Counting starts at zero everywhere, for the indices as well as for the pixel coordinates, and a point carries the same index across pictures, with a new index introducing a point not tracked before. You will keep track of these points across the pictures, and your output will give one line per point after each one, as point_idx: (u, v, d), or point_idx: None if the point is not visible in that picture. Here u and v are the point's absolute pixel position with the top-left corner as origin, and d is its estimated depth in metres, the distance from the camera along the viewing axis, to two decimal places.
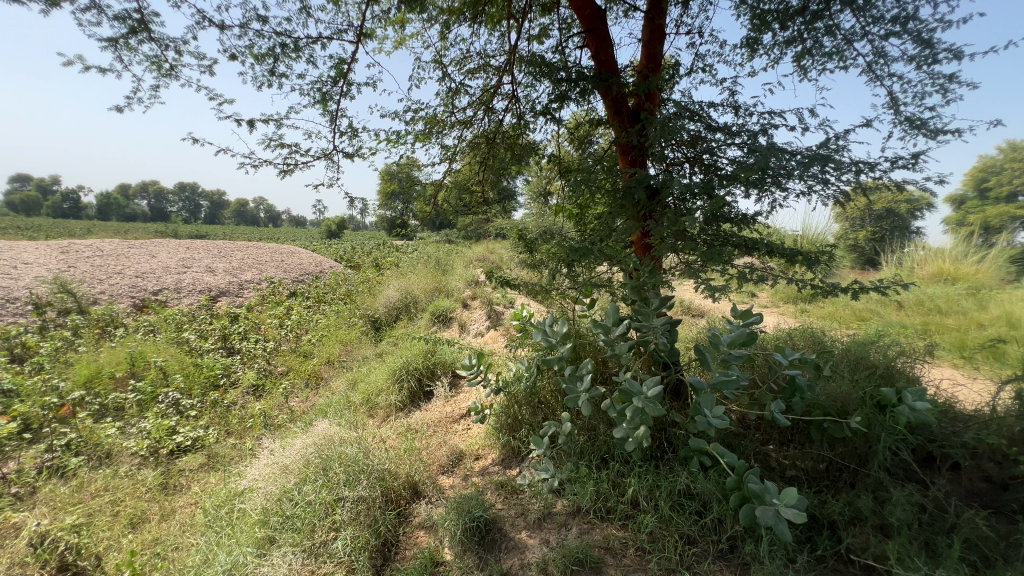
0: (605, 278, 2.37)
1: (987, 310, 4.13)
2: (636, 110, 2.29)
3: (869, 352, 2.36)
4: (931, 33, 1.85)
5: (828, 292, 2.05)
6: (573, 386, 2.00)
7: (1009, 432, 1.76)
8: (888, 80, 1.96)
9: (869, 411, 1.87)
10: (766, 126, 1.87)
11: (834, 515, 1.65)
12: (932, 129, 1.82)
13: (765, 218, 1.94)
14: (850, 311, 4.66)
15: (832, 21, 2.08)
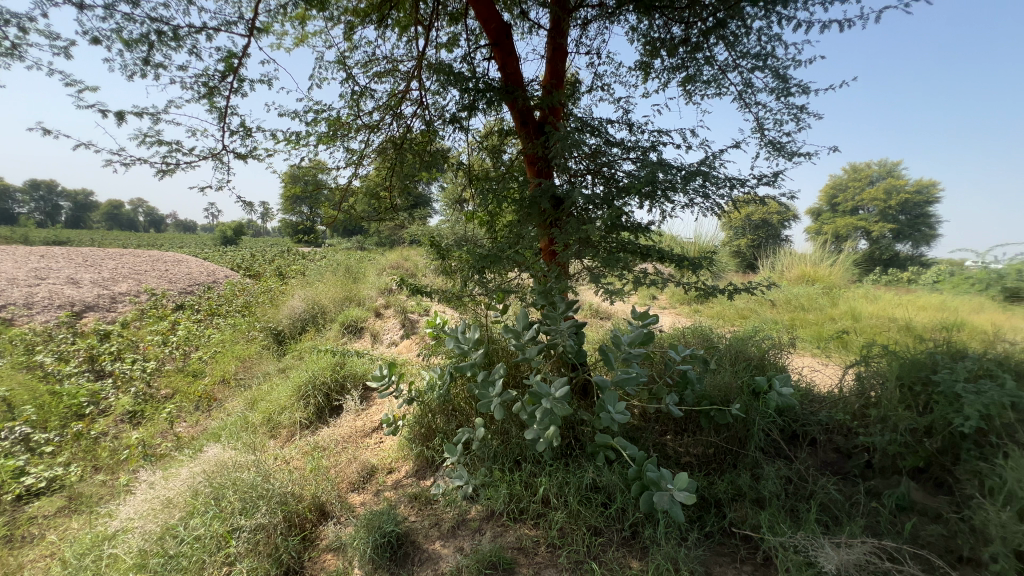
0: (515, 284, 2.44)
1: (838, 306, 4.86)
2: (541, 122, 2.39)
3: (747, 345, 2.67)
4: (786, 70, 2.16)
5: (713, 294, 2.29)
6: (486, 392, 2.02)
7: (852, 409, 2.09)
8: (755, 107, 2.25)
9: (746, 399, 2.11)
10: (655, 143, 2.05)
11: (720, 493, 1.83)
12: (788, 151, 2.12)
13: (657, 227, 2.12)
14: (734, 310, 5.22)
15: (709, 52, 2.34)
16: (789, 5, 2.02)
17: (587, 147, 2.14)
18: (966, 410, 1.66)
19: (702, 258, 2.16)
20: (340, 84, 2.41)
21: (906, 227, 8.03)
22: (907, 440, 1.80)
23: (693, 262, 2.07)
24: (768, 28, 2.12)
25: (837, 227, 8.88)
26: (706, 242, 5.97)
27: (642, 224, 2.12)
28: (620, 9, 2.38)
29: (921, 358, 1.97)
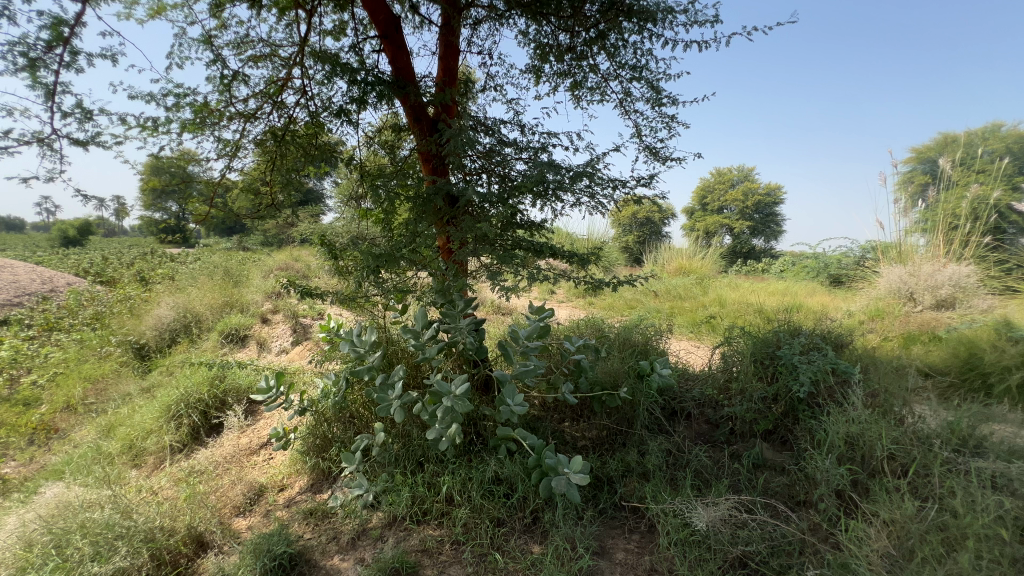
0: (414, 283, 2.39)
1: (708, 295, 5.49)
2: (435, 119, 2.37)
3: (633, 332, 2.91)
4: (658, 82, 2.38)
5: (602, 287, 2.45)
6: (385, 395, 1.96)
7: (718, 384, 2.38)
8: (633, 114, 2.45)
9: (633, 382, 2.31)
10: (545, 144, 2.14)
11: (612, 471, 1.98)
12: (662, 156, 2.35)
13: (550, 225, 2.22)
14: (623, 301, 5.65)
15: (593, 61, 2.49)
16: (659, 24, 2.23)
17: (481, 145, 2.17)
18: (801, 377, 1.99)
19: (591, 254, 2.30)
20: (206, 65, 2.15)
21: (761, 223, 9.64)
22: (760, 407, 2.10)
23: (583, 257, 2.19)
24: (642, 42, 2.32)
25: (707, 225, 10.06)
26: (597, 239, 6.37)
27: (536, 222, 2.20)
28: (510, 12, 2.44)
29: (769, 336, 2.31)
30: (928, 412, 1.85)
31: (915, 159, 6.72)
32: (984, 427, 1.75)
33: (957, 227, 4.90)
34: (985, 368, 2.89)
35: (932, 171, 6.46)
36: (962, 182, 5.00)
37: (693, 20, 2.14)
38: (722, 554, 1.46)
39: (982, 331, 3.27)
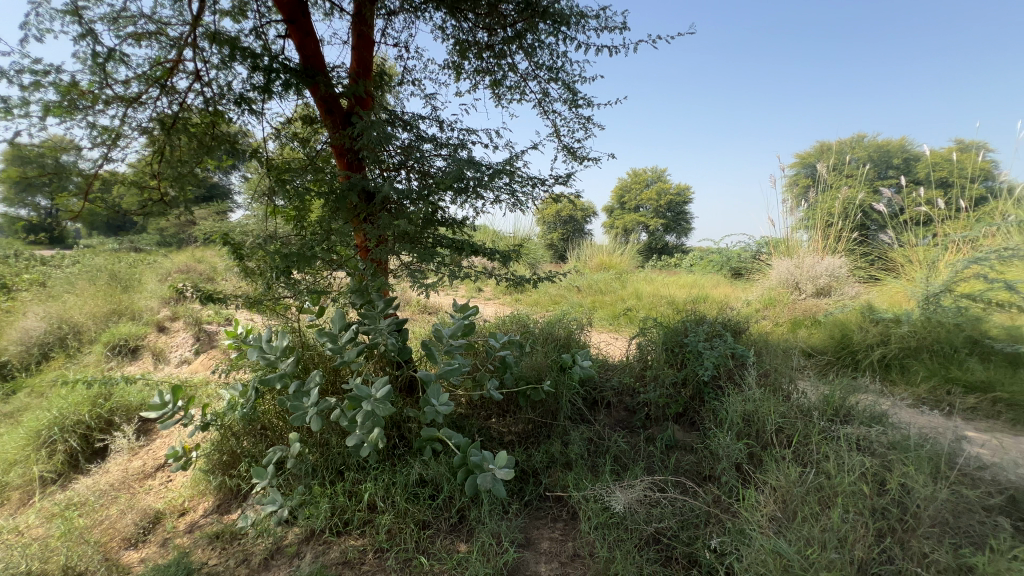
0: (330, 283, 2.27)
1: (627, 288, 5.79)
2: (349, 112, 2.26)
3: (556, 327, 2.99)
4: (574, 84, 2.46)
5: (525, 284, 2.49)
6: (299, 403, 1.84)
7: (635, 372, 2.52)
8: (552, 114, 2.51)
9: (556, 375, 2.37)
10: (464, 141, 2.12)
11: (537, 463, 2.03)
12: (578, 155, 2.44)
13: (471, 222, 2.21)
14: (548, 297, 5.79)
15: (512, 60, 2.51)
16: (573, 27, 2.30)
17: (397, 140, 2.10)
18: (706, 361, 2.18)
19: (513, 250, 2.33)
20: (73, 40, 1.87)
21: (672, 221, 10.38)
22: (671, 392, 2.25)
23: (505, 254, 2.21)
24: (557, 44, 2.38)
25: (625, 224, 10.61)
26: (522, 236, 6.47)
27: (457, 220, 2.18)
28: (426, 5, 2.38)
29: (679, 326, 2.48)
30: (809, 387, 2.09)
31: (798, 164, 7.57)
32: (852, 397, 2.01)
33: (832, 225, 5.60)
34: (854, 346, 3.33)
35: (811, 175, 7.33)
36: (835, 185, 5.72)
37: (604, 25, 2.23)
38: (638, 533, 1.55)
39: (851, 315, 3.76)
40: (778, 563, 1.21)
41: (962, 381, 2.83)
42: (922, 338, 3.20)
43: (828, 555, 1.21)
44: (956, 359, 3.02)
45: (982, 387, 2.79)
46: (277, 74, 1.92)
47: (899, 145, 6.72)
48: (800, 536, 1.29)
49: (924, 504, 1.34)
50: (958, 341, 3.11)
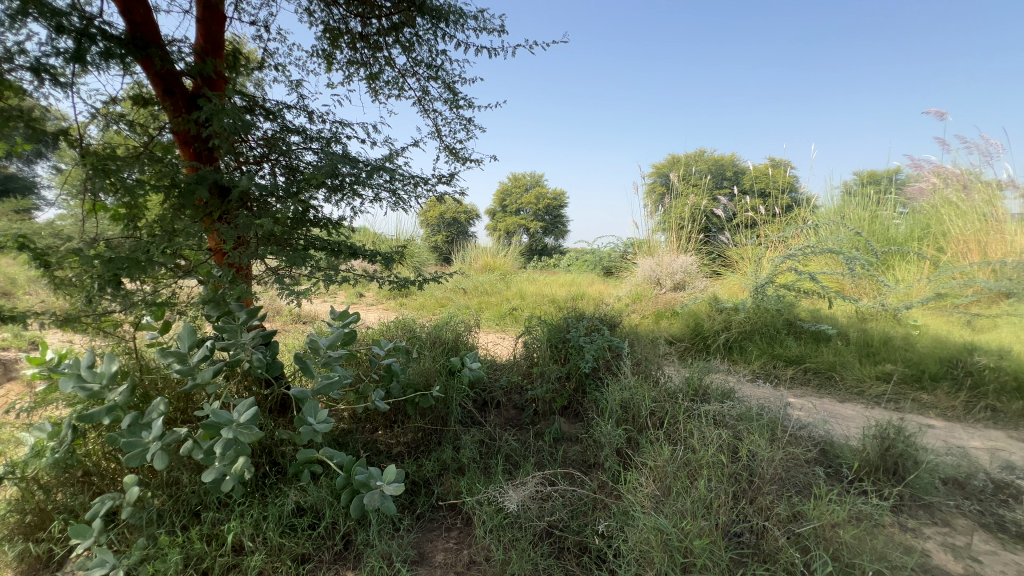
0: (176, 293, 1.93)
1: (511, 289, 5.93)
2: (195, 94, 1.93)
3: (444, 330, 2.92)
4: (454, 84, 2.42)
5: (409, 286, 2.38)
6: (137, 439, 1.52)
7: (522, 370, 2.57)
8: (432, 113, 2.45)
9: (445, 380, 2.31)
10: (337, 134, 1.95)
11: (428, 473, 1.95)
12: (461, 156, 2.41)
13: (348, 222, 2.04)
14: (435, 300, 5.69)
15: (388, 53, 2.37)
16: (452, 25, 2.26)
17: (257, 128, 1.84)
18: (587, 355, 2.31)
19: (396, 252, 2.22)
20: None
21: (550, 224, 10.96)
22: (556, 387, 2.34)
23: (387, 256, 2.09)
24: (437, 41, 2.32)
25: (507, 226, 10.88)
26: (405, 238, 6.27)
27: (332, 220, 1.99)
28: None
29: (561, 323, 2.59)
30: (674, 371, 2.33)
31: (655, 174, 8.51)
32: (707, 377, 2.29)
33: (683, 227, 6.39)
34: (705, 332, 3.82)
35: (665, 184, 8.29)
36: (684, 193, 6.54)
37: (483, 27, 2.23)
38: (532, 530, 1.57)
39: (702, 305, 4.32)
40: (658, 538, 1.31)
41: (783, 356, 3.42)
42: (754, 323, 3.79)
43: (699, 523, 1.34)
44: (779, 338, 3.64)
45: (797, 360, 3.39)
46: (93, 41, 1.54)
47: (730, 160, 7.94)
48: (675, 510, 1.41)
49: (765, 465, 1.57)
50: (779, 323, 3.74)
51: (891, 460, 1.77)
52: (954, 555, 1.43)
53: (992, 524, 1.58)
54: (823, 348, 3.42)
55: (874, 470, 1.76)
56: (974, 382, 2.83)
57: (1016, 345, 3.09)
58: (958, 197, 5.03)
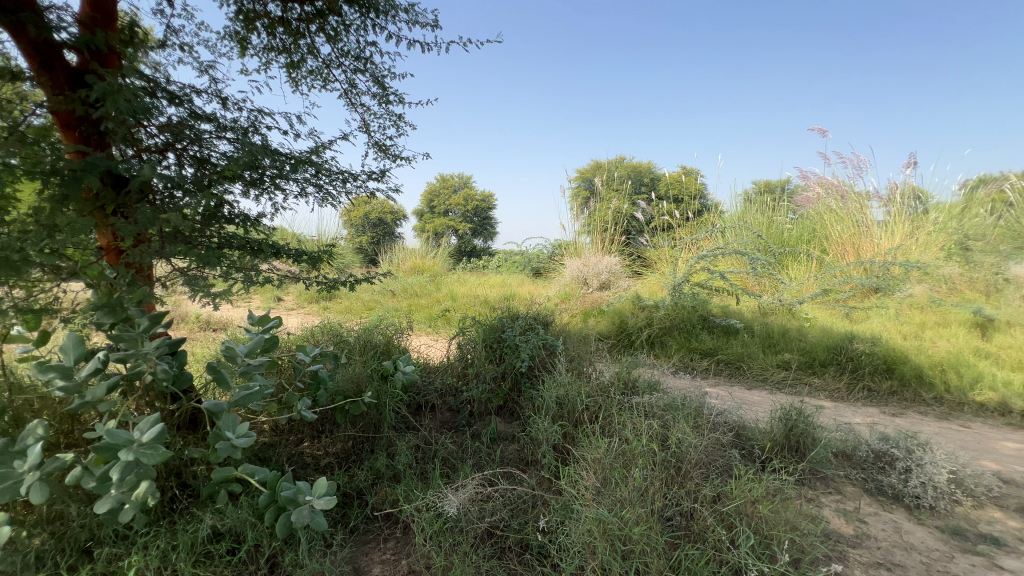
0: (57, 299, 1.67)
1: (441, 291, 5.85)
2: (81, 70, 1.68)
3: (373, 333, 2.80)
4: (383, 78, 2.33)
5: (337, 288, 2.25)
6: (9, 471, 1.29)
7: (456, 372, 2.53)
8: (360, 108, 2.34)
9: (377, 385, 2.22)
10: (255, 124, 1.79)
11: (361, 483, 1.86)
12: (391, 154, 2.33)
13: (269, 220, 1.89)
14: (361, 303, 5.45)
15: (311, 41, 2.21)
16: (382, 17, 2.17)
17: (159, 113, 1.64)
18: (522, 354, 2.32)
19: (322, 252, 2.10)
20: None
21: (479, 226, 10.96)
22: (492, 387, 2.33)
23: (312, 256, 1.97)
24: (365, 32, 2.22)
25: (435, 227, 10.74)
26: (328, 239, 5.95)
27: (250, 217, 1.83)
28: None
29: (496, 323, 2.59)
30: (604, 366, 2.42)
31: (580, 178, 8.82)
32: (634, 371, 2.40)
33: (607, 230, 6.68)
34: (629, 329, 4.02)
35: (590, 188, 8.63)
36: (608, 197, 6.84)
37: (414, 21, 2.17)
38: (473, 532, 1.55)
39: (626, 304, 4.53)
40: (600, 529, 1.35)
41: (699, 349, 3.69)
42: (673, 319, 4.04)
43: (636, 511, 1.40)
44: (694, 333, 3.92)
45: (711, 352, 3.67)
46: None
47: (648, 168, 8.48)
48: (613, 500, 1.46)
49: (691, 450, 1.68)
50: (695, 319, 4.03)
51: (793, 439, 1.96)
52: (846, 518, 1.62)
53: (874, 488, 1.81)
54: (732, 341, 3.73)
55: (780, 449, 1.95)
56: (854, 365, 3.21)
57: (884, 332, 3.58)
58: (837, 205, 5.75)
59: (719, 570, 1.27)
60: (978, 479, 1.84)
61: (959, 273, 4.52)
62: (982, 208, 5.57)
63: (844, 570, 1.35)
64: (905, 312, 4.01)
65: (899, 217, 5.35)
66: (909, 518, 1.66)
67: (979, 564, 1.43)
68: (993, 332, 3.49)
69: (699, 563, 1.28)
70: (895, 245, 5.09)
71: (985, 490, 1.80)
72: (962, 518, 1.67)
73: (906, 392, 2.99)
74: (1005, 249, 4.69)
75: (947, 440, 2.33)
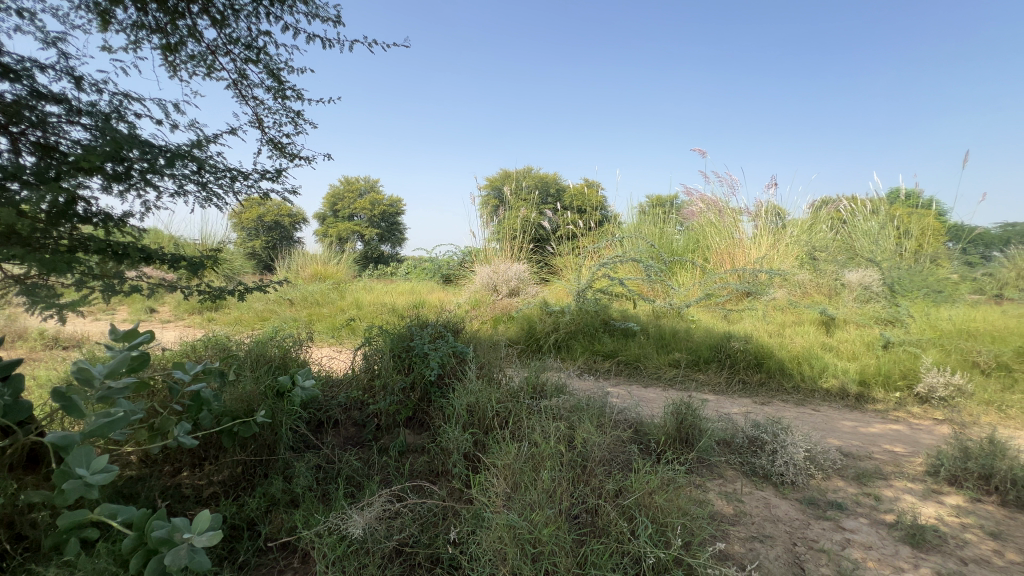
0: None
1: (345, 299, 5.56)
2: None
3: (268, 345, 2.57)
4: (278, 70, 2.16)
5: (224, 297, 2.02)
6: None
7: (362, 384, 2.40)
8: (252, 101, 2.14)
9: (272, 403, 2.02)
10: (120, 110, 1.56)
11: (252, 512, 1.69)
12: (289, 153, 2.17)
13: (137, 219, 1.65)
14: (253, 313, 4.98)
15: (192, 22, 1.99)
16: (278, 6, 2.02)
17: None
18: (431, 362, 2.27)
19: (204, 257, 1.88)
20: None
21: (386, 232, 10.60)
22: (401, 398, 2.25)
23: (193, 261, 1.76)
24: (258, 18, 2.04)
25: (338, 232, 10.24)
26: (213, 242, 5.37)
27: (112, 216, 1.58)
28: None
29: (404, 331, 2.50)
30: (513, 372, 2.45)
31: (489, 186, 8.95)
32: (542, 375, 2.47)
33: (516, 238, 6.84)
34: (538, 334, 4.14)
35: (499, 197, 8.78)
36: (516, 206, 7.00)
37: (315, 14, 2.06)
38: (380, 552, 1.47)
39: (534, 309, 4.65)
40: (510, 534, 1.36)
41: (601, 351, 3.92)
42: (578, 323, 4.24)
43: (545, 512, 1.43)
44: (597, 336, 4.14)
45: (612, 354, 3.92)
46: None
47: (554, 179, 8.85)
48: (524, 504, 1.48)
49: (596, 449, 1.76)
50: (597, 323, 4.26)
51: (683, 431, 2.14)
52: (727, 499, 1.81)
53: (749, 470, 2.05)
54: (630, 342, 4.00)
55: (672, 441, 2.12)
56: (731, 361, 3.62)
57: (754, 331, 4.09)
58: (716, 219, 6.48)
59: (622, 561, 1.35)
60: (825, 454, 2.16)
61: (809, 279, 5.30)
62: (824, 224, 6.61)
63: (726, 546, 1.51)
64: (770, 313, 4.62)
65: (764, 230, 6.16)
66: (776, 493, 1.90)
67: (827, 527, 1.67)
68: (835, 329, 4.15)
69: (604, 556, 1.35)
70: (762, 254, 5.85)
71: (831, 463, 2.12)
72: (815, 489, 1.95)
73: (771, 382, 3.44)
74: (841, 258, 5.61)
75: (803, 423, 2.72)
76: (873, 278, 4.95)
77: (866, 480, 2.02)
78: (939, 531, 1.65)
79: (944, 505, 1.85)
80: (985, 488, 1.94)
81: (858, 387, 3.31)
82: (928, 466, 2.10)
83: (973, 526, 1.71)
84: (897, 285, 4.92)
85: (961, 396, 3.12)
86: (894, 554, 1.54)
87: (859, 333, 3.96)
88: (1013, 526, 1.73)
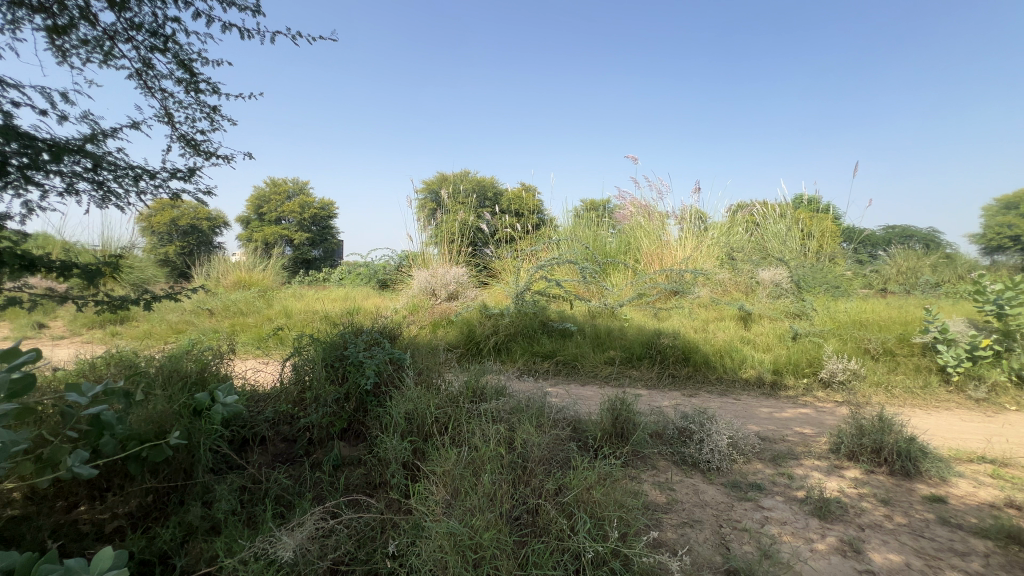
0: None
1: (273, 307, 5.23)
2: None
3: (182, 360, 2.34)
4: (190, 61, 2.00)
5: (128, 306, 1.80)
6: None
7: (292, 398, 2.25)
8: (160, 94, 1.96)
9: (186, 422, 1.83)
10: None
11: (165, 545, 1.54)
12: (203, 150, 2.02)
13: (17, 220, 1.47)
14: (166, 325, 4.54)
15: (84, 3, 1.78)
16: None
17: None
18: (366, 371, 2.17)
19: (102, 262, 1.68)
20: None
21: (317, 236, 10.11)
22: (334, 410, 2.13)
23: (88, 268, 1.56)
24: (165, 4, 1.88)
25: (265, 237, 9.72)
26: (115, 247, 4.84)
27: None
28: None
29: (337, 339, 2.38)
30: (453, 376, 2.41)
31: (425, 189, 8.84)
32: (482, 378, 2.45)
33: (453, 241, 6.76)
34: (477, 338, 4.15)
35: (436, 200, 8.69)
36: (454, 209, 6.93)
37: (230, 3, 1.92)
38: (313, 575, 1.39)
39: (474, 313, 4.62)
40: (451, 542, 1.34)
41: (540, 352, 3.99)
42: (518, 325, 4.27)
43: (486, 517, 1.43)
44: (535, 337, 4.20)
45: (550, 354, 3.99)
46: None
47: (490, 183, 8.90)
48: (464, 510, 1.47)
49: (536, 449, 1.78)
50: (536, 324, 4.30)
51: (619, 426, 2.22)
52: (660, 489, 1.90)
53: (679, 460, 2.16)
54: (568, 342, 4.09)
55: (609, 436, 2.19)
56: (662, 356, 3.81)
57: (682, 328, 4.34)
58: (645, 221, 6.82)
59: (562, 559, 1.38)
60: (746, 440, 2.32)
61: (728, 278, 5.67)
62: (740, 227, 7.03)
63: (659, 534, 1.58)
64: (695, 311, 4.92)
65: (688, 233, 6.56)
66: (703, 480, 2.02)
67: (749, 507, 1.80)
68: (751, 323, 4.50)
69: (545, 555, 1.37)
70: (687, 255, 6.23)
71: (751, 448, 2.29)
72: (737, 473, 2.10)
73: (698, 375, 3.66)
74: (755, 258, 6.09)
75: (725, 412, 2.91)
76: (782, 276, 5.43)
77: (780, 461, 2.20)
78: (840, 503, 1.83)
79: (845, 478, 2.06)
80: (877, 460, 2.18)
81: (772, 376, 3.61)
82: (831, 444, 2.33)
83: (868, 495, 1.92)
84: (803, 282, 5.45)
85: (856, 380, 3.50)
86: (805, 527, 1.69)
87: (772, 326, 4.33)
88: (899, 492, 1.97)
